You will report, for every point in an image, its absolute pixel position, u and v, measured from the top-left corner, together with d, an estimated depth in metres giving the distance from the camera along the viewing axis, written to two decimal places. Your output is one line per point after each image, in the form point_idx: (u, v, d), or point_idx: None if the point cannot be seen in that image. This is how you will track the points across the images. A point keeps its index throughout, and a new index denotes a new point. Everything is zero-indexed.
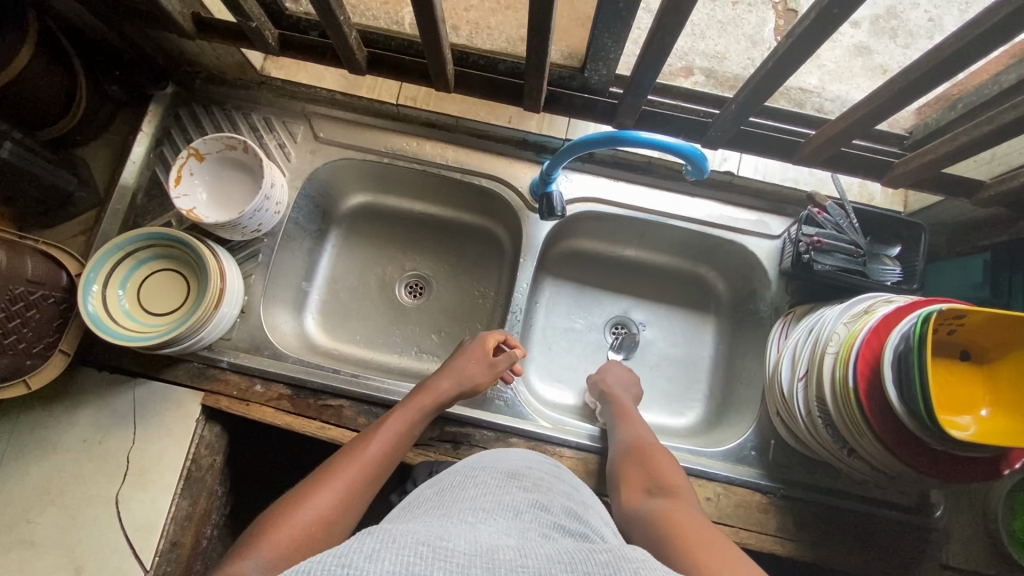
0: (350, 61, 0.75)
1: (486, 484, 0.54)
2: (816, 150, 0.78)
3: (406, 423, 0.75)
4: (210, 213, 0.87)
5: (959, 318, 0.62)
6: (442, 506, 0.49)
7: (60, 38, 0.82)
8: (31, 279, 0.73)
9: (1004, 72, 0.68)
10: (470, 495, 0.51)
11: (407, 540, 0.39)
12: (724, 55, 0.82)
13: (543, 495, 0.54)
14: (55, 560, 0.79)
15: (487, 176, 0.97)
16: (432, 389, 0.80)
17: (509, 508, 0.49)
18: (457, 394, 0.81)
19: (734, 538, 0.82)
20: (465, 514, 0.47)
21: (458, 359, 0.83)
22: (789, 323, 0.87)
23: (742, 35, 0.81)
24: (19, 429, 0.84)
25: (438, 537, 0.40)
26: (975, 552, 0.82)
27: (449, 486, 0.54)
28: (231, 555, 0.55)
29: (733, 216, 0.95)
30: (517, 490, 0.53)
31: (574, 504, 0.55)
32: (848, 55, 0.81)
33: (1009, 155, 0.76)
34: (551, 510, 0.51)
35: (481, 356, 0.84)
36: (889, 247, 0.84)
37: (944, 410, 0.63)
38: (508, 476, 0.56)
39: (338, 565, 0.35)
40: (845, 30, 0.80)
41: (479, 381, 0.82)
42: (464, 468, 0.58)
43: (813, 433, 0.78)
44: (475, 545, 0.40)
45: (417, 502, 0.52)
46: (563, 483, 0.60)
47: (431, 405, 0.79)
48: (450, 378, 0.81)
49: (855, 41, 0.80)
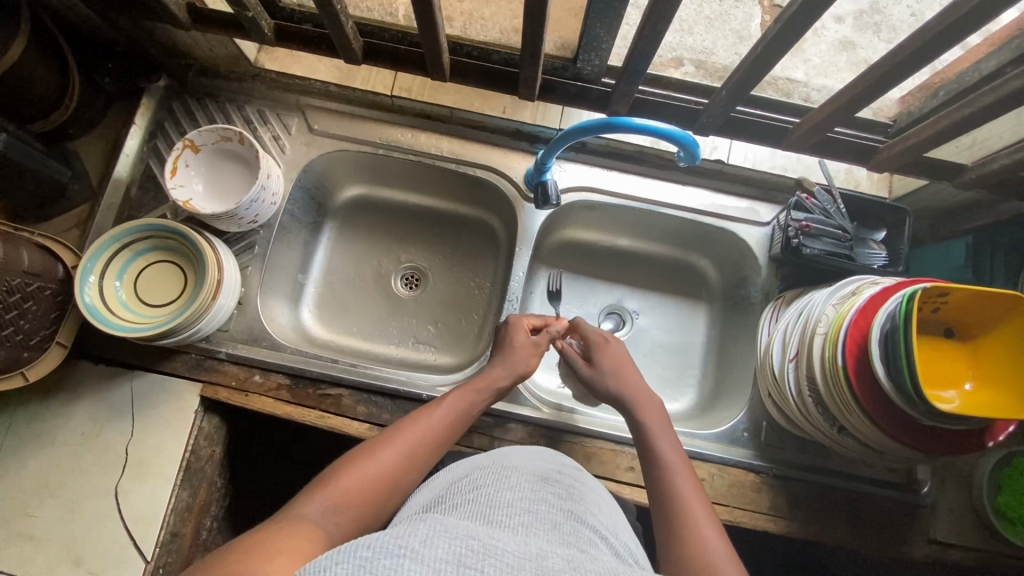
0: (346, 50, 0.76)
1: (521, 486, 0.55)
2: (804, 136, 0.80)
3: (464, 403, 0.75)
4: (207, 204, 0.88)
5: (942, 296, 0.65)
6: (480, 507, 0.51)
7: (52, 31, 0.82)
8: (28, 271, 0.73)
9: (984, 59, 0.70)
10: (507, 496, 0.52)
11: (458, 533, 0.41)
12: (712, 52, 0.85)
13: (579, 507, 0.55)
14: (56, 553, 0.79)
15: (481, 166, 0.98)
16: (491, 373, 0.80)
17: (547, 519, 0.50)
18: (513, 381, 0.82)
19: (729, 517, 0.84)
20: (509, 523, 0.48)
21: (512, 344, 0.84)
22: (780, 307, 0.89)
23: (730, 30, 0.84)
24: (16, 424, 0.83)
25: (488, 535, 0.42)
26: (961, 526, 0.85)
27: (484, 484, 0.55)
28: (297, 496, 0.58)
29: (723, 204, 0.97)
30: (552, 497, 0.54)
31: (604, 518, 0.57)
32: (833, 49, 0.83)
33: (989, 139, 0.79)
34: (588, 524, 0.52)
35: (526, 342, 0.85)
36: (875, 231, 0.86)
37: (930, 384, 0.65)
38: (542, 479, 0.57)
39: (397, 547, 0.38)
40: (829, 25, 0.83)
41: (529, 367, 0.83)
42: (498, 464, 0.59)
43: (804, 412, 0.80)
44: (525, 549, 0.42)
45: (451, 496, 0.54)
46: (593, 493, 0.61)
47: (488, 390, 0.79)
48: (504, 366, 0.82)
49: (839, 36, 0.83)
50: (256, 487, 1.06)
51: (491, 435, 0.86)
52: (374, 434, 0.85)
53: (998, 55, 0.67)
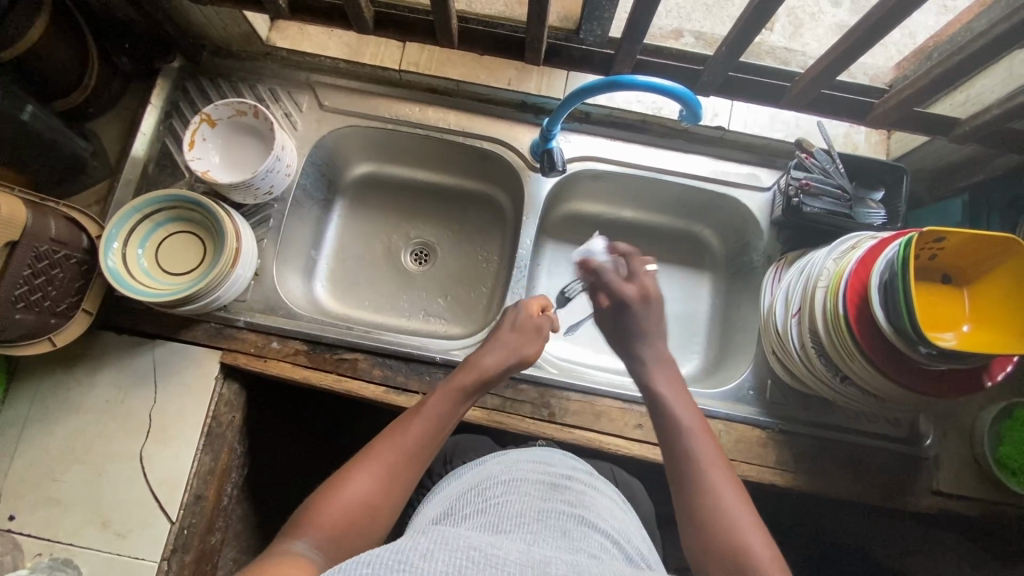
0: (358, 19, 0.79)
1: (530, 494, 0.57)
2: (801, 93, 0.83)
3: (451, 403, 0.69)
4: (223, 175, 0.92)
5: (938, 242, 0.67)
6: (490, 517, 0.53)
7: (72, 11, 0.85)
8: (55, 238, 0.76)
9: (976, 18, 0.73)
10: (515, 505, 0.54)
11: (459, 545, 0.44)
12: (710, 32, 0.89)
13: (589, 512, 0.56)
14: (84, 515, 0.82)
15: (488, 138, 1.00)
16: (477, 365, 0.74)
17: (556, 527, 0.51)
18: (504, 369, 0.76)
19: (737, 471, 0.86)
20: (518, 533, 0.49)
21: (507, 330, 0.80)
22: (782, 268, 0.90)
23: (727, 16, 0.92)
24: (42, 392, 0.86)
25: (490, 546, 0.45)
26: (963, 477, 0.87)
27: (493, 495, 0.57)
28: (279, 538, 0.55)
29: (725, 170, 0.99)
30: (562, 504, 0.56)
31: (616, 522, 0.58)
32: (829, 32, 0.90)
33: (981, 95, 0.81)
34: (598, 528, 0.54)
35: (529, 324, 0.81)
36: (874, 191, 0.89)
37: (930, 328, 0.67)
38: (551, 486, 0.59)
39: (395, 561, 0.41)
40: (829, 10, 0.91)
41: (526, 356, 0.78)
42: (507, 473, 0.61)
43: (808, 366, 0.82)
44: (527, 557, 0.44)
45: (461, 506, 0.57)
46: (605, 499, 0.63)
47: (477, 383, 0.73)
48: (497, 355, 0.76)
49: (836, 20, 0.90)
50: (273, 460, 1.08)
51: (504, 396, 0.89)
52: (390, 395, 0.88)
53: (989, 13, 0.70)
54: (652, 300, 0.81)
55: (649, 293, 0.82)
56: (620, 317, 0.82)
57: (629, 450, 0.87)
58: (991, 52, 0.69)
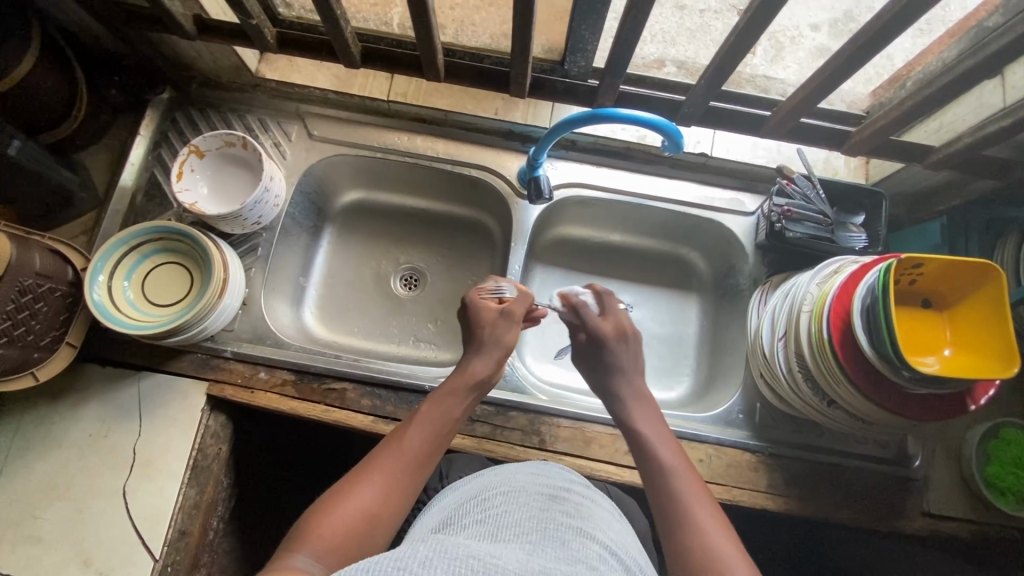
0: (345, 54, 0.81)
1: (529, 504, 0.55)
2: (779, 122, 0.85)
3: (443, 410, 0.69)
4: (211, 206, 0.92)
5: (917, 267, 0.69)
6: (489, 526, 0.51)
7: (62, 45, 0.86)
8: (39, 272, 0.76)
9: (946, 50, 0.76)
10: (514, 516, 0.52)
11: (458, 553, 0.42)
12: (694, 59, 0.89)
13: (588, 523, 0.54)
14: (63, 554, 0.79)
15: (476, 166, 1.02)
16: (467, 370, 0.74)
17: (554, 537, 0.49)
18: (492, 371, 0.76)
19: (728, 496, 0.86)
20: (518, 543, 0.47)
21: (480, 329, 0.79)
22: (768, 291, 0.91)
23: (711, 41, 0.86)
24: (23, 428, 0.85)
25: (489, 555, 0.43)
26: (953, 498, 0.87)
27: (492, 506, 0.55)
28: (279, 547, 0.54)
29: (710, 196, 1.01)
30: (561, 515, 0.54)
31: (615, 534, 0.56)
32: (811, 56, 0.86)
33: (953, 122, 0.84)
34: (597, 540, 0.52)
35: (495, 315, 0.80)
36: (853, 215, 0.91)
37: (912, 352, 0.69)
38: (550, 497, 0.57)
39: (395, 567, 0.39)
40: (807, 34, 0.86)
41: (507, 343, 0.78)
42: (506, 484, 0.59)
43: (794, 389, 0.83)
44: (527, 567, 0.43)
45: (460, 516, 0.55)
46: (604, 512, 0.60)
47: (465, 388, 0.73)
48: (484, 358, 0.76)
49: (817, 43, 0.85)
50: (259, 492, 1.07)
51: (494, 423, 0.89)
52: (379, 425, 0.87)
53: (958, 45, 0.74)
54: (629, 338, 0.81)
55: (626, 330, 0.82)
56: (597, 355, 0.81)
57: (621, 476, 0.86)
58: (960, 86, 0.71)
